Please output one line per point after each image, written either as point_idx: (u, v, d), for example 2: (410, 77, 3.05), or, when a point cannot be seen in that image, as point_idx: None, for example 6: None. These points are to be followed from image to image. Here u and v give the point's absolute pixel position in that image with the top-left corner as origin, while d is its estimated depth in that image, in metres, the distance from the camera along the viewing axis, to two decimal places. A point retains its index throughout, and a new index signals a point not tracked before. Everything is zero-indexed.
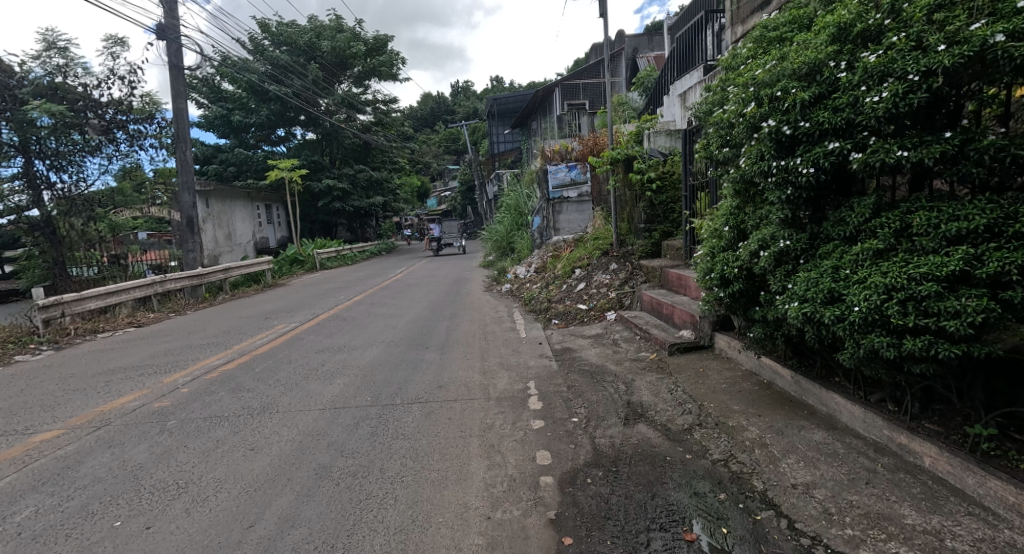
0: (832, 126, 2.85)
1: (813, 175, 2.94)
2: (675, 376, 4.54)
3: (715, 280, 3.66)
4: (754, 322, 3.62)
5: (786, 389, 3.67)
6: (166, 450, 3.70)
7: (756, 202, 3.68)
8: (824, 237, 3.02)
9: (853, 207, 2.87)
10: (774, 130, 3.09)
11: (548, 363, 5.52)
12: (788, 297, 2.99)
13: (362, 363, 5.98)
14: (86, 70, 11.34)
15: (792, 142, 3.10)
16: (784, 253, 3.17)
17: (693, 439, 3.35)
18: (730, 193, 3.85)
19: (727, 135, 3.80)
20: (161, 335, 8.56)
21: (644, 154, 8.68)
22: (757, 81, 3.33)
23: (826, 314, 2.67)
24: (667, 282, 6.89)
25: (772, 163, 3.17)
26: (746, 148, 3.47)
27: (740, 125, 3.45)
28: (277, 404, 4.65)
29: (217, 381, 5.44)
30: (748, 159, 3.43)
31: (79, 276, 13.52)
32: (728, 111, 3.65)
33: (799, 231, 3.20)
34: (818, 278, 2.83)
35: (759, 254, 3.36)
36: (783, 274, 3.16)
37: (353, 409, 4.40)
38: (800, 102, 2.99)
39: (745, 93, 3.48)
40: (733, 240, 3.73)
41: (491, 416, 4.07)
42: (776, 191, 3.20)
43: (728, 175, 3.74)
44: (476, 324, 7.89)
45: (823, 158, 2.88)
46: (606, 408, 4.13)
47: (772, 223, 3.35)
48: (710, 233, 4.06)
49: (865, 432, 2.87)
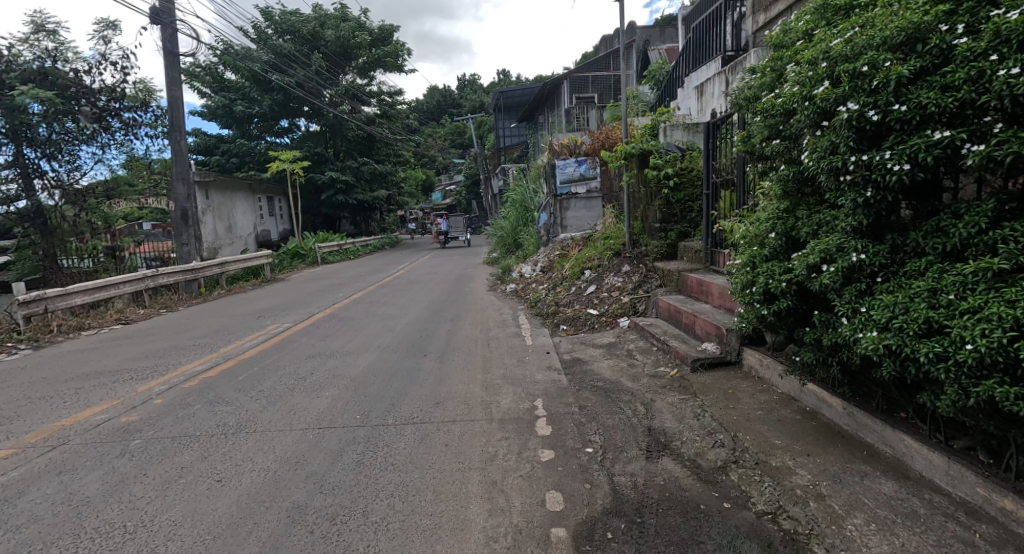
0: (940, 109, 2.36)
1: (908, 173, 2.45)
2: (701, 398, 4.05)
3: (759, 296, 3.17)
4: (803, 345, 3.15)
5: (835, 421, 3.18)
6: (122, 479, 3.23)
7: (811, 206, 3.20)
8: (911, 250, 2.54)
9: (959, 215, 2.39)
10: (856, 116, 2.61)
11: (557, 376, 5.03)
12: (865, 326, 2.51)
13: (354, 372, 5.51)
14: (76, 54, 10.84)
15: (877, 131, 2.61)
16: (855, 269, 2.69)
17: (731, 482, 2.85)
18: (778, 193, 3.36)
19: (781, 124, 3.31)
20: (147, 334, 8.08)
21: (661, 149, 8.17)
22: (834, 54, 2.87)
23: (921, 351, 2.21)
24: (685, 287, 6.40)
25: (849, 156, 2.68)
26: (810, 139, 2.99)
27: (807, 111, 2.98)
28: (256, 421, 4.18)
29: (195, 391, 4.97)
30: (811, 153, 2.95)
31: (72, 269, 13.11)
32: (788, 94, 3.17)
33: (874, 242, 2.72)
34: (908, 304, 2.35)
35: (819, 268, 2.87)
36: (854, 295, 2.66)
37: (340, 431, 3.91)
38: (897, 78, 2.51)
39: (813, 71, 2.99)
40: (782, 250, 3.25)
41: (494, 444, 3.59)
42: (850, 192, 2.71)
43: (780, 173, 3.26)
44: (479, 328, 7.40)
45: (924, 151, 2.38)
46: (624, 436, 3.64)
47: (836, 232, 2.87)
48: (748, 239, 3.57)
49: (950, 488, 2.38)
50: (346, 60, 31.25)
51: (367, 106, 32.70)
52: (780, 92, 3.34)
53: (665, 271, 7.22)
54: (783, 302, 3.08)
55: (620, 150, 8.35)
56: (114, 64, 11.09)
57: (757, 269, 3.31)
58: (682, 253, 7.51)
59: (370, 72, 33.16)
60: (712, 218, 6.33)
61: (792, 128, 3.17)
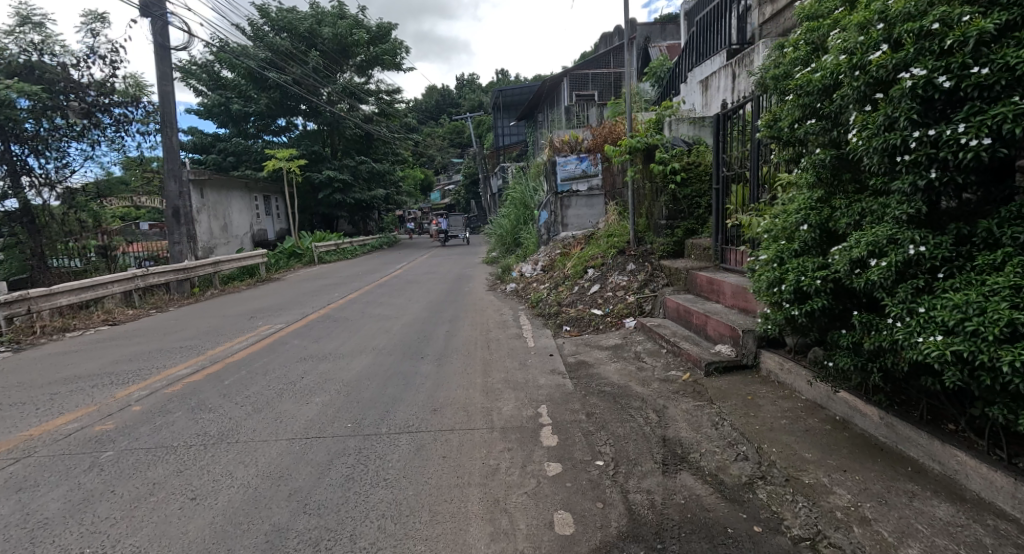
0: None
1: (988, 148, 2.18)
2: (718, 405, 3.77)
3: (790, 294, 2.88)
4: (836, 349, 2.88)
5: (870, 432, 2.91)
6: (86, 498, 2.92)
7: (849, 195, 2.94)
8: (985, 241, 2.28)
9: None
10: (928, 80, 2.33)
11: (562, 380, 4.75)
12: (926, 329, 2.24)
13: (347, 376, 5.23)
14: (64, 47, 10.53)
15: (949, 98, 2.33)
16: (912, 262, 2.41)
17: (759, 501, 2.57)
18: (811, 181, 3.09)
19: (818, 101, 3.04)
20: (134, 335, 7.78)
21: (667, 143, 7.90)
22: (893, 12, 2.58)
23: (1004, 358, 1.97)
24: (694, 286, 6.14)
25: (912, 132, 2.40)
26: (860, 113, 2.72)
27: (858, 80, 2.70)
28: (239, 430, 3.88)
29: (177, 397, 4.67)
30: (861, 132, 2.67)
31: (61, 269, 12.70)
32: (831, 63, 2.89)
33: (934, 231, 2.45)
34: (985, 303, 2.10)
35: (865, 262, 2.59)
36: (910, 293, 2.39)
37: (330, 442, 3.63)
38: (980, 33, 2.22)
39: (867, 33, 2.71)
40: (817, 243, 2.97)
41: (496, 456, 3.31)
42: (910, 173, 2.43)
43: (818, 157, 2.99)
44: (479, 329, 7.10)
45: (1011, 121, 2.11)
46: (637, 447, 3.36)
47: (885, 221, 2.59)
48: (773, 233, 3.29)
49: (1016, 512, 2.13)
50: (344, 57, 30.93)
51: (365, 104, 32.40)
52: (817, 63, 3.06)
53: (672, 270, 6.95)
54: (818, 301, 2.79)
55: (625, 144, 8.08)
56: (103, 58, 10.79)
57: (786, 264, 3.03)
58: (690, 251, 7.25)
59: (368, 70, 32.85)
60: (722, 214, 6.07)
61: (834, 106, 2.90)
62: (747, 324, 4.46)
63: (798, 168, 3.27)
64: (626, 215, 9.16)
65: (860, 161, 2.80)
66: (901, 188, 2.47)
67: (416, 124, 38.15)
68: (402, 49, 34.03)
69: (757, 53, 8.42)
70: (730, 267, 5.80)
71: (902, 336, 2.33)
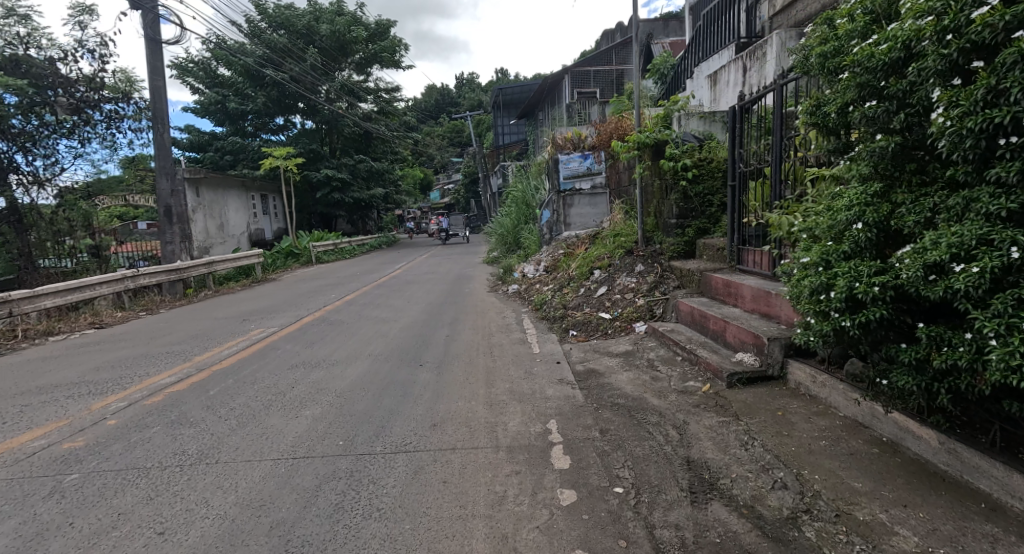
0: None
1: None
2: (745, 421, 3.44)
3: (842, 302, 2.55)
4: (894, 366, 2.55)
5: (927, 457, 2.59)
6: (40, 534, 2.57)
7: (913, 189, 2.61)
8: None
9: None
10: None
11: (571, 392, 4.41)
12: None
13: (341, 385, 4.88)
14: (50, 40, 10.17)
15: None
16: (1010, 269, 2.06)
17: (807, 542, 2.24)
18: (866, 172, 2.77)
19: (882, 77, 2.70)
20: (120, 339, 7.42)
21: (677, 139, 7.56)
22: None
23: None
24: (709, 289, 5.81)
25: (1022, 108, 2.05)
26: (944, 89, 2.38)
27: (946, 49, 2.35)
28: (221, 449, 3.53)
29: (156, 409, 4.31)
30: (946, 110, 2.33)
31: (49, 269, 12.30)
32: (908, 31, 2.54)
33: None
34: None
35: (945, 267, 2.25)
36: (1007, 304, 2.05)
37: (320, 464, 3.28)
38: None
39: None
40: (875, 243, 2.63)
41: (503, 481, 2.99)
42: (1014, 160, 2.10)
43: (883, 144, 2.66)
44: (481, 334, 6.76)
45: None
46: (659, 470, 3.03)
47: (970, 218, 2.26)
48: (816, 231, 2.95)
49: None
50: (342, 55, 30.57)
51: (364, 102, 32.04)
52: (884, 34, 2.71)
53: (684, 271, 6.62)
54: (875, 310, 2.47)
55: (633, 139, 7.74)
56: (91, 51, 10.42)
57: (834, 267, 2.70)
58: (702, 252, 6.92)
59: (366, 68, 32.47)
60: (739, 212, 5.75)
61: (903, 84, 2.57)
62: (771, 332, 4.13)
63: (852, 157, 2.94)
64: (634, 214, 8.80)
65: (937, 147, 2.47)
66: (1000, 177, 2.14)
67: (415, 122, 37.78)
68: (402, 46, 33.68)
69: (770, 45, 8.09)
70: (748, 268, 5.48)
71: (1001, 355, 2.00)
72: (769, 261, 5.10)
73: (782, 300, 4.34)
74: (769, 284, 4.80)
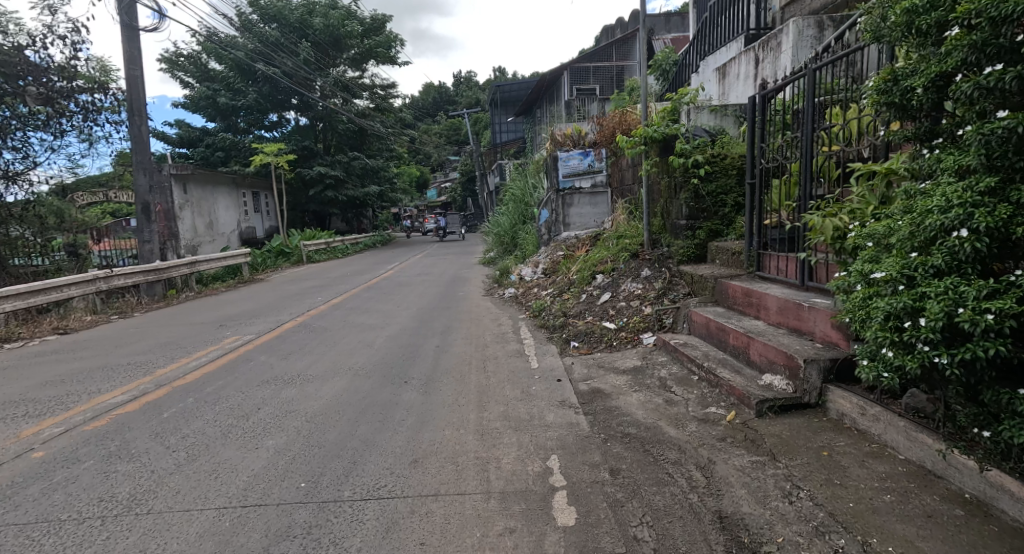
0: None
1: None
2: (785, 463, 2.90)
3: (938, 332, 2.11)
4: (1010, 414, 2.08)
5: None
6: None
7: None
8: None
9: None
10: None
11: (574, 418, 3.85)
12: None
13: (315, 406, 4.32)
14: (19, 26, 9.56)
15: None
16: None
17: None
18: (973, 165, 2.24)
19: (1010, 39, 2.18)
20: (82, 346, 6.84)
21: (687, 133, 7.03)
22: None
23: None
24: (726, 298, 5.28)
25: None
26: None
27: None
28: (157, 493, 2.94)
29: (94, 437, 3.73)
30: None
31: (21, 268, 11.42)
32: None
33: None
34: None
35: None
36: None
37: (276, 516, 2.71)
38: None
39: None
40: (988, 255, 2.13)
41: (496, 544, 2.44)
42: None
43: (998, 127, 2.12)
44: (474, 345, 6.19)
45: None
46: (686, 530, 2.48)
47: None
48: (894, 236, 2.45)
49: None
50: (336, 49, 29.93)
51: (358, 98, 31.41)
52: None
53: (696, 278, 6.08)
54: (985, 345, 2.02)
55: (639, 133, 7.19)
56: (62, 37, 9.81)
57: (922, 286, 2.24)
58: (714, 256, 6.39)
59: (361, 63, 31.83)
60: (759, 212, 5.24)
61: None
62: (805, 351, 3.59)
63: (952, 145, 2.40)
64: (639, 214, 8.26)
65: None
66: None
67: (410, 119, 37.16)
68: (397, 42, 33.07)
69: (785, 34, 7.56)
70: (769, 275, 4.96)
71: None
72: (795, 268, 4.58)
73: (817, 313, 3.81)
74: (797, 294, 4.27)
